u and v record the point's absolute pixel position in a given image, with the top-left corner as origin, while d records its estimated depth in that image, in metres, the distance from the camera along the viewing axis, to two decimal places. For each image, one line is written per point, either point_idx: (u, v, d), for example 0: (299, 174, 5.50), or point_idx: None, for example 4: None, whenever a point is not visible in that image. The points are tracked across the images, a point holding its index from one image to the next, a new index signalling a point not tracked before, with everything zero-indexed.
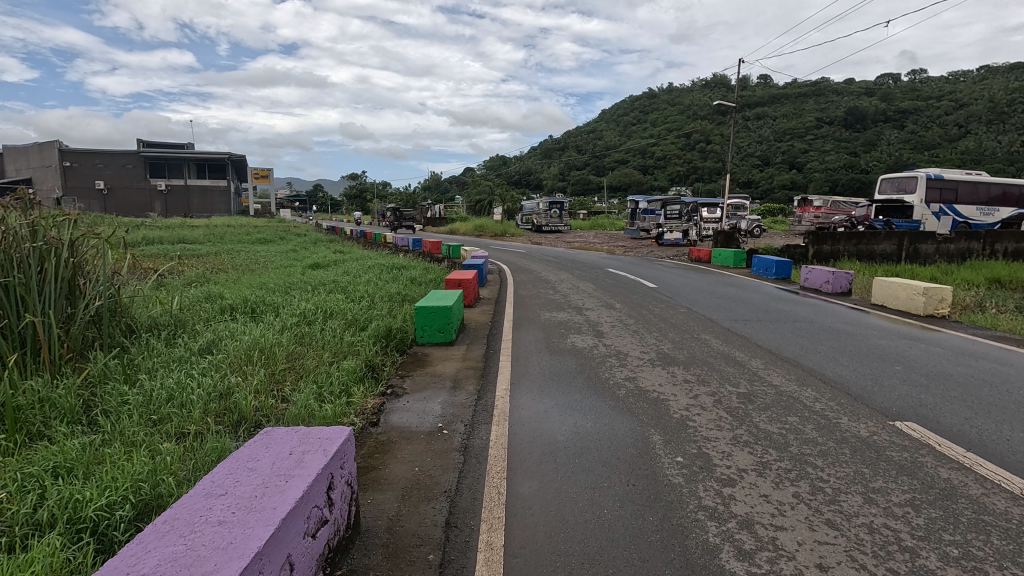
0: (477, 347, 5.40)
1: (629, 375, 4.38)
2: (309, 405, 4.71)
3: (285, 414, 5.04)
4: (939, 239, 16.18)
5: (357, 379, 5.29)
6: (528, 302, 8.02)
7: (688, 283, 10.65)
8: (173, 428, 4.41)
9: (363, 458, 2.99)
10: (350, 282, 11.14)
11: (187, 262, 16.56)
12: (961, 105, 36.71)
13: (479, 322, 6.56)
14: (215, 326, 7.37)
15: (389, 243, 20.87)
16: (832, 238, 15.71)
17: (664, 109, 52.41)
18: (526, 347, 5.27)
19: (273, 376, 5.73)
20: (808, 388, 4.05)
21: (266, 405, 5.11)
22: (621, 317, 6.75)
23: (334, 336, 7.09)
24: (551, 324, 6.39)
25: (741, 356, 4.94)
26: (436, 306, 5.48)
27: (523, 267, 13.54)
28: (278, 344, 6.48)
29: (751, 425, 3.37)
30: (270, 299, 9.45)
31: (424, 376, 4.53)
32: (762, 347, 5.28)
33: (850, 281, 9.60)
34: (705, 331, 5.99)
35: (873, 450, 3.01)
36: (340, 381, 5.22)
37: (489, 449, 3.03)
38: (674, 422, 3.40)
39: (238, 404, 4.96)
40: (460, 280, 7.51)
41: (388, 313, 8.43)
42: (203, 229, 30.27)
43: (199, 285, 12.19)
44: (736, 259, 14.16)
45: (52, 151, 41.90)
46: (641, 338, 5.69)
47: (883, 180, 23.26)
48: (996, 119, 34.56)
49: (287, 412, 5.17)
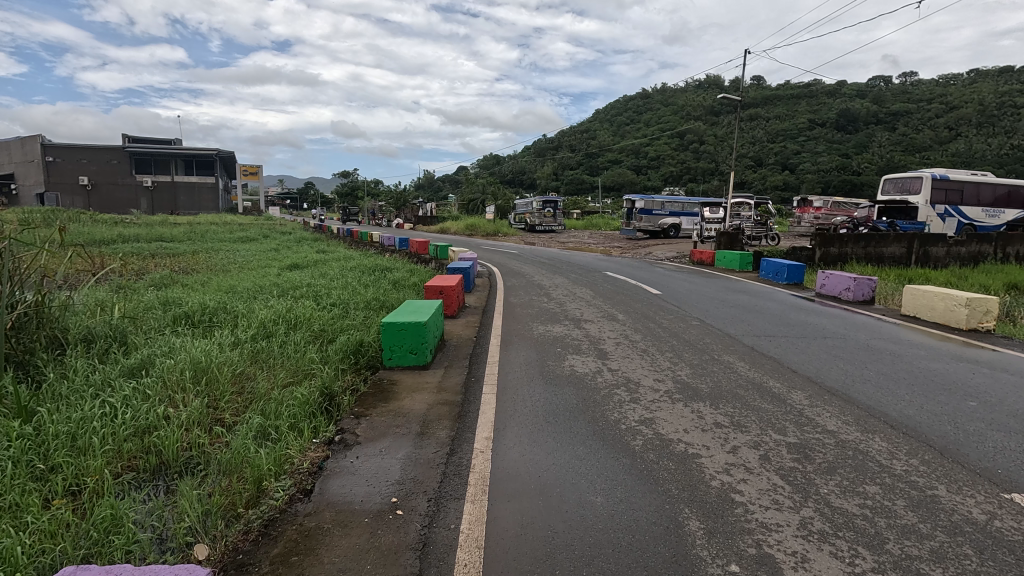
0: (456, 373, 4.45)
1: (643, 418, 3.47)
2: (245, 448, 3.81)
3: (219, 454, 4.13)
4: (949, 241, 15.46)
5: (310, 410, 4.37)
6: (518, 313, 7.06)
7: (693, 289, 9.79)
8: (60, 483, 3.44)
9: (270, 567, 2.05)
10: (324, 287, 10.19)
11: (156, 262, 15.44)
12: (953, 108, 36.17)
13: (460, 338, 5.62)
14: (161, 340, 6.39)
15: (374, 242, 19.82)
16: (840, 240, 14.86)
17: (658, 109, 51.79)
18: (515, 374, 4.34)
19: (214, 406, 4.81)
20: (876, 437, 3.15)
21: (197, 444, 4.19)
22: (626, 332, 5.83)
23: (295, 352, 6.19)
24: (545, 341, 5.46)
25: (777, 388, 4.04)
26: (407, 324, 4.53)
27: (514, 270, 12.67)
28: (224, 365, 5.53)
29: (821, 501, 2.46)
30: (231, 306, 8.47)
31: (385, 415, 3.58)
32: (799, 374, 4.40)
33: (873, 289, 8.76)
34: (725, 350, 5.12)
35: (1006, 550, 2.11)
36: (291, 413, 4.32)
37: (457, 550, 2.11)
38: (714, 496, 2.50)
39: (160, 443, 4.04)
40: (441, 287, 6.55)
41: (361, 323, 7.52)
42: (185, 227, 29.14)
43: (161, 288, 11.14)
44: (742, 262, 13.27)
45: (34, 146, 40.33)
46: (651, 360, 4.80)
47: (885, 181, 22.57)
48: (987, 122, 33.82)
49: (224, 451, 4.27)
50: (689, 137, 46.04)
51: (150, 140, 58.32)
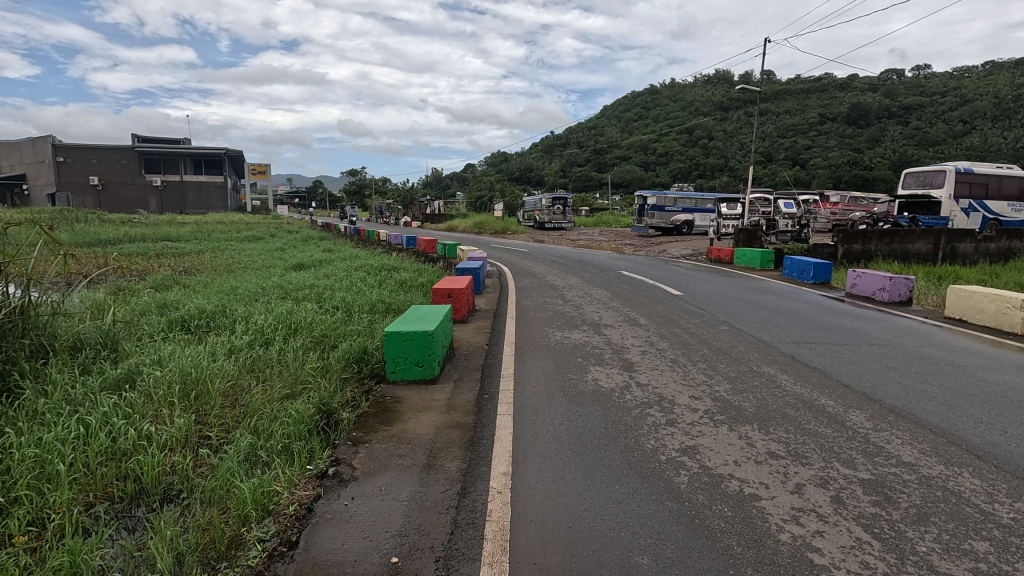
0: (467, 388, 4.00)
1: (684, 446, 3.00)
2: (231, 476, 3.40)
3: (204, 477, 3.74)
4: (978, 238, 14.83)
5: (305, 430, 3.94)
6: (532, 317, 6.59)
7: (715, 289, 9.27)
8: (22, 520, 3.05)
9: None
10: (329, 288, 9.78)
11: (160, 262, 15.14)
12: (967, 101, 34.50)
13: (471, 346, 5.18)
14: (153, 347, 5.98)
15: (380, 241, 19.47)
16: (864, 236, 14.22)
17: (666, 105, 50.38)
18: (531, 389, 3.89)
19: (203, 424, 4.40)
20: (965, 473, 2.67)
21: (180, 467, 3.79)
22: (652, 340, 5.35)
23: (295, 360, 5.79)
24: (563, 350, 5.00)
25: (832, 407, 3.57)
26: (413, 333, 4.08)
27: (525, 270, 12.23)
28: (216, 375, 5.11)
29: (922, 564, 1.98)
30: (230, 310, 8.04)
31: (387, 441, 3.13)
32: (852, 389, 3.91)
33: (910, 289, 8.21)
34: (763, 360, 4.64)
35: None
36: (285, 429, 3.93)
37: None
38: (787, 556, 2.03)
39: (138, 468, 3.64)
40: (449, 291, 6.10)
41: (366, 328, 7.10)
42: (193, 226, 28.96)
43: (162, 289, 10.76)
44: (763, 260, 12.75)
45: (45, 146, 40.41)
46: (683, 372, 4.32)
47: (905, 175, 21.85)
48: (1002, 115, 32.54)
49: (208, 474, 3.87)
50: (698, 133, 45.34)
51: (161, 139, 58.48)
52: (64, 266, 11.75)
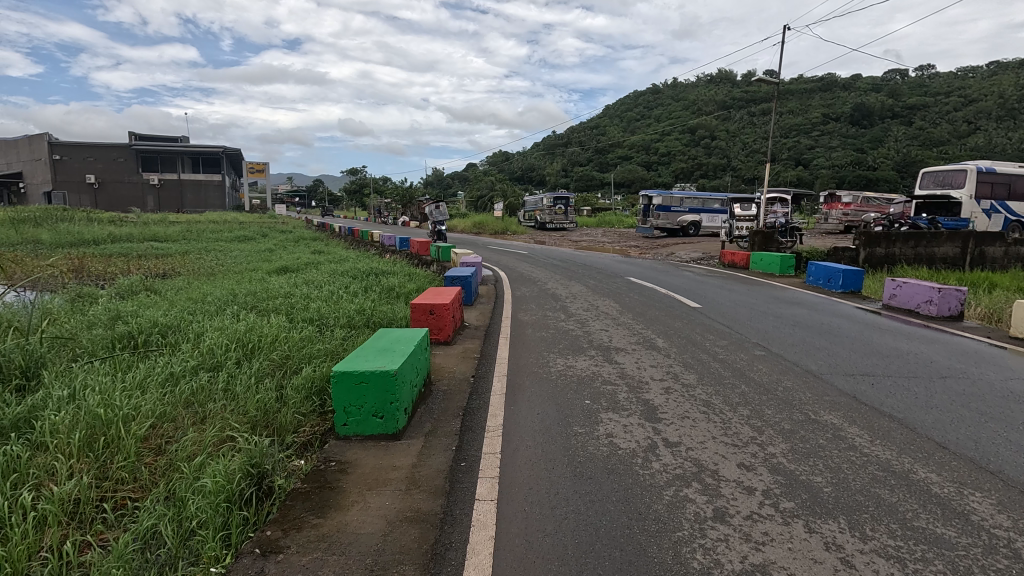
0: (440, 450, 3.00)
1: (748, 567, 2.01)
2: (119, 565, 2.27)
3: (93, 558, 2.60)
4: (1007, 241, 13.79)
5: (240, 489, 2.88)
6: (529, 337, 5.59)
7: (738, 299, 8.24)
8: None
9: None
10: (305, 296, 8.79)
11: (136, 265, 14.15)
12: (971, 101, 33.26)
13: (453, 379, 4.19)
14: (77, 375, 4.93)
15: (373, 242, 18.57)
16: (887, 239, 13.15)
17: (668, 104, 48.91)
18: (524, 456, 2.90)
19: (107, 481, 3.25)
20: None
21: (60, 544, 2.64)
22: (675, 372, 4.36)
23: (245, 391, 4.77)
24: (566, 387, 3.99)
25: (942, 488, 2.57)
26: (371, 374, 3.09)
27: (526, 275, 11.28)
28: (141, 413, 4.04)
29: None
30: (189, 324, 7.10)
31: (314, 549, 2.16)
32: (954, 453, 2.93)
33: (962, 302, 7.21)
34: (822, 406, 3.62)
35: None
36: (199, 493, 2.76)
37: None
38: None
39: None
40: (431, 307, 5.13)
41: (336, 347, 6.11)
42: (183, 225, 27.88)
43: (124, 297, 9.75)
44: (782, 265, 11.78)
45: (40, 144, 39.39)
46: (724, 425, 3.31)
47: (923, 174, 20.74)
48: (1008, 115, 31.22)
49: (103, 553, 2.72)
50: (701, 132, 44.36)
51: (165, 139, 57.78)
52: (13, 270, 10.80)
